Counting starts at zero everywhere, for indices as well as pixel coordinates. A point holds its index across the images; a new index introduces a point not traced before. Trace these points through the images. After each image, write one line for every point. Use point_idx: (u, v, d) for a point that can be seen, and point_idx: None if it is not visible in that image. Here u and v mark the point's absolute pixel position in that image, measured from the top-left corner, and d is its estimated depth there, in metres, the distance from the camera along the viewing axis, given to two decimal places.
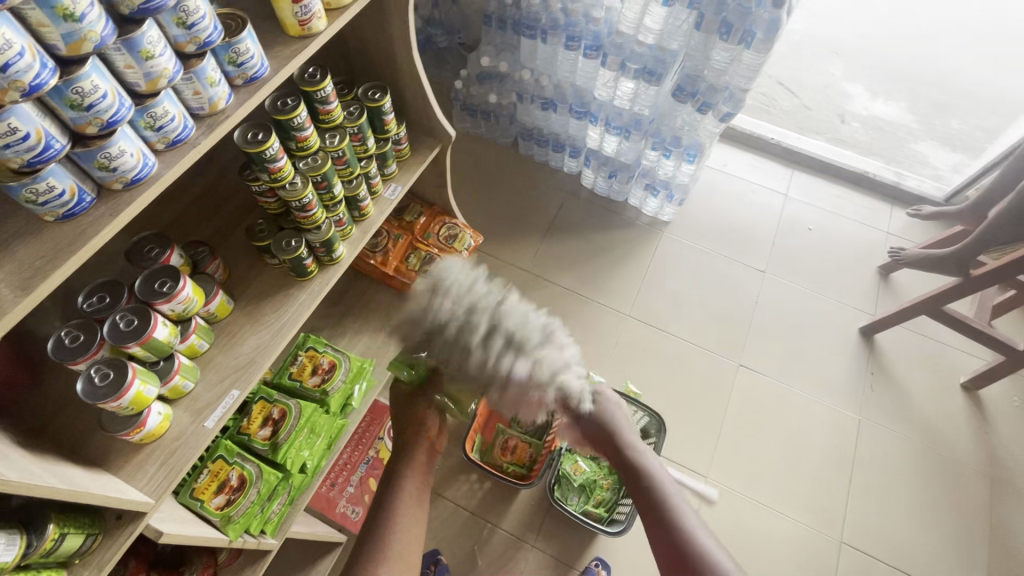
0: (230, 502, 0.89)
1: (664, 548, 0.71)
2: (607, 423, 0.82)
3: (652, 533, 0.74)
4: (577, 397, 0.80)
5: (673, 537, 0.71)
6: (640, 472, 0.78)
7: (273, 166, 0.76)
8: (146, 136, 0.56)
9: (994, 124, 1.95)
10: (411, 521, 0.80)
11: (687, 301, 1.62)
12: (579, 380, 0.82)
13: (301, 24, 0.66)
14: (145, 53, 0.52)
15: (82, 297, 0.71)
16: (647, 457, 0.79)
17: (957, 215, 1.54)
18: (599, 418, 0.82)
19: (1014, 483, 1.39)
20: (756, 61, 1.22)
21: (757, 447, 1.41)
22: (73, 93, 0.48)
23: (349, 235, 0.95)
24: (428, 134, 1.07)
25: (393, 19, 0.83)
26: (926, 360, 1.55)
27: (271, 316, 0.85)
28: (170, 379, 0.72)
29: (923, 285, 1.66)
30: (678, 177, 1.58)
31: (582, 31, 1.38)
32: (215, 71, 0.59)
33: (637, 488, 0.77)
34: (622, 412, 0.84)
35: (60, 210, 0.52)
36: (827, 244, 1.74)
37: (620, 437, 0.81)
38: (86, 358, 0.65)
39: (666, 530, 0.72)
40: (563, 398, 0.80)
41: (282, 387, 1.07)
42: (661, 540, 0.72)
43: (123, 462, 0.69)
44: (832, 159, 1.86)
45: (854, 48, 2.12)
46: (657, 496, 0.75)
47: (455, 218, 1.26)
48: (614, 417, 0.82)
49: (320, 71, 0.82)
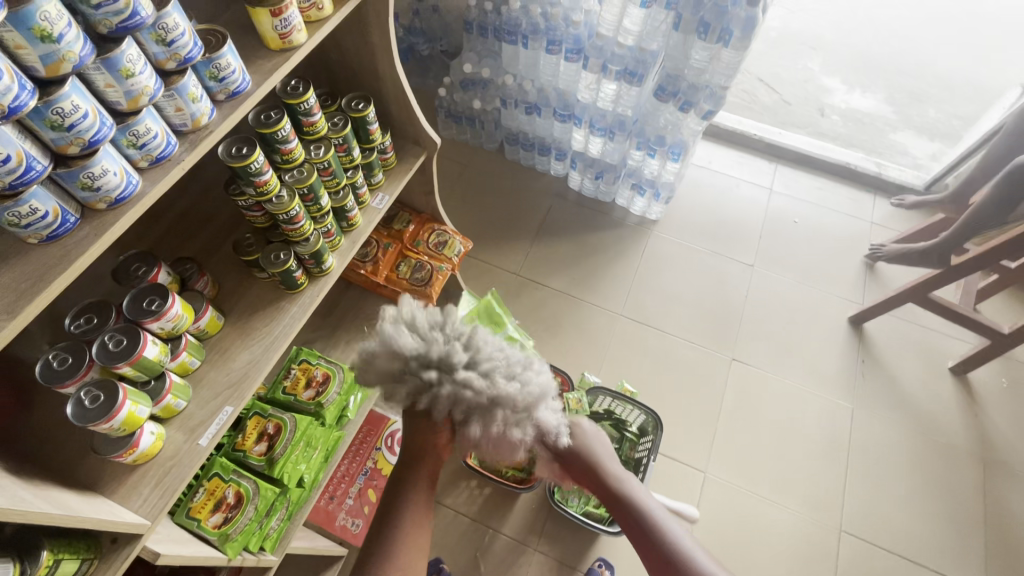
0: (228, 520, 0.88)
1: (654, 560, 0.75)
2: (589, 456, 0.75)
3: (642, 553, 0.77)
4: (556, 433, 0.69)
5: (659, 546, 0.75)
6: (629, 501, 0.77)
7: (258, 180, 0.75)
8: (129, 155, 0.56)
9: (969, 112, 1.99)
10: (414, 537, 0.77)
11: (679, 299, 1.63)
12: (556, 413, 0.70)
13: (281, 37, 0.66)
14: (124, 72, 0.52)
15: (69, 319, 0.70)
16: (629, 481, 0.78)
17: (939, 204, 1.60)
18: (580, 455, 0.75)
19: (1005, 464, 1.41)
20: (735, 59, 1.23)
21: (754, 438, 1.42)
22: (53, 115, 0.47)
23: (337, 246, 0.95)
24: (413, 141, 1.07)
25: (374, 30, 0.84)
26: (914, 346, 1.57)
27: (262, 330, 0.85)
28: (162, 398, 0.72)
29: (908, 273, 1.69)
30: (663, 176, 1.60)
31: (562, 35, 1.39)
32: (196, 87, 0.59)
33: (625, 513, 0.77)
34: (598, 440, 0.78)
35: (44, 232, 0.51)
36: (812, 236, 1.76)
37: (605, 470, 0.76)
38: (74, 382, 0.64)
39: (655, 542, 0.75)
40: (540, 438, 0.69)
41: (275, 402, 1.06)
42: (649, 551, 0.76)
43: (117, 485, 0.68)
44: (813, 152, 1.89)
45: (830, 43, 2.16)
46: (645, 519, 0.76)
47: (444, 225, 1.27)
48: (594, 449, 0.77)
49: (302, 83, 0.82)
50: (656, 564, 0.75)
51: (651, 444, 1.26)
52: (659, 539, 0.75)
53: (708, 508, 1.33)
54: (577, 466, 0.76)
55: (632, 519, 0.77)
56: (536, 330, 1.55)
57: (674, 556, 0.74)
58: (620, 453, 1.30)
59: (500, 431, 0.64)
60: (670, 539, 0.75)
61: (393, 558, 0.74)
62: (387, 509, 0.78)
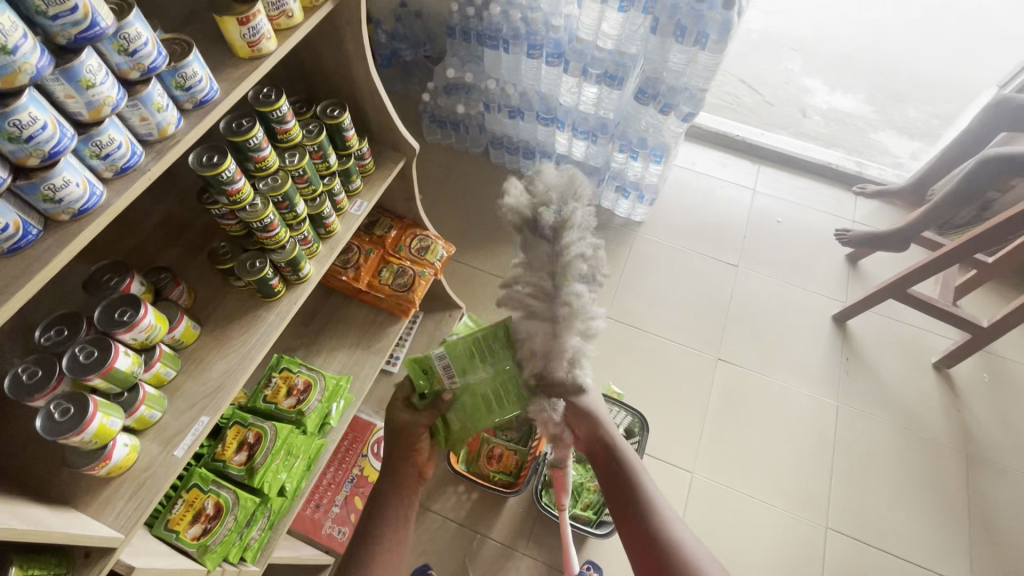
0: (207, 531, 0.87)
1: (630, 531, 0.71)
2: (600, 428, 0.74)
3: (625, 536, 0.71)
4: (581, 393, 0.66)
5: (645, 529, 0.69)
6: (626, 478, 0.73)
7: (230, 188, 0.75)
8: (93, 165, 0.56)
9: (947, 112, 2.02)
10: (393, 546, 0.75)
11: (665, 299, 1.64)
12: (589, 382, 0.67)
13: (250, 46, 0.66)
14: (85, 82, 0.51)
15: (39, 331, 0.69)
16: (631, 462, 0.75)
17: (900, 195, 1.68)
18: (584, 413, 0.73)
19: (989, 458, 1.42)
20: (712, 61, 1.24)
21: (741, 440, 1.43)
22: (11, 126, 0.47)
23: (316, 254, 0.95)
24: (393, 148, 1.07)
25: (348, 38, 0.84)
26: (898, 344, 1.59)
27: (238, 340, 0.84)
28: (135, 410, 0.71)
29: (889, 270, 1.71)
30: (646, 178, 1.61)
31: (543, 39, 1.40)
32: (162, 96, 0.59)
33: (619, 489, 0.73)
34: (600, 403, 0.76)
35: (6, 244, 0.51)
36: (795, 235, 1.78)
37: (604, 428, 0.74)
38: (44, 395, 0.64)
39: (642, 525, 0.70)
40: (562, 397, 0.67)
41: (256, 411, 1.05)
42: (633, 534, 0.70)
43: (90, 498, 0.67)
44: (795, 152, 1.91)
45: (810, 45, 2.19)
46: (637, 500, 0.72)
47: (426, 230, 1.25)
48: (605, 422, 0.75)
49: (275, 91, 0.82)
50: (639, 546, 0.69)
51: (638, 445, 1.26)
52: (641, 510, 0.71)
53: (695, 507, 1.33)
54: (578, 423, 0.73)
55: (617, 484, 0.74)
56: None
57: (657, 541, 0.68)
58: None
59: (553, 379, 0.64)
60: (658, 523, 0.70)
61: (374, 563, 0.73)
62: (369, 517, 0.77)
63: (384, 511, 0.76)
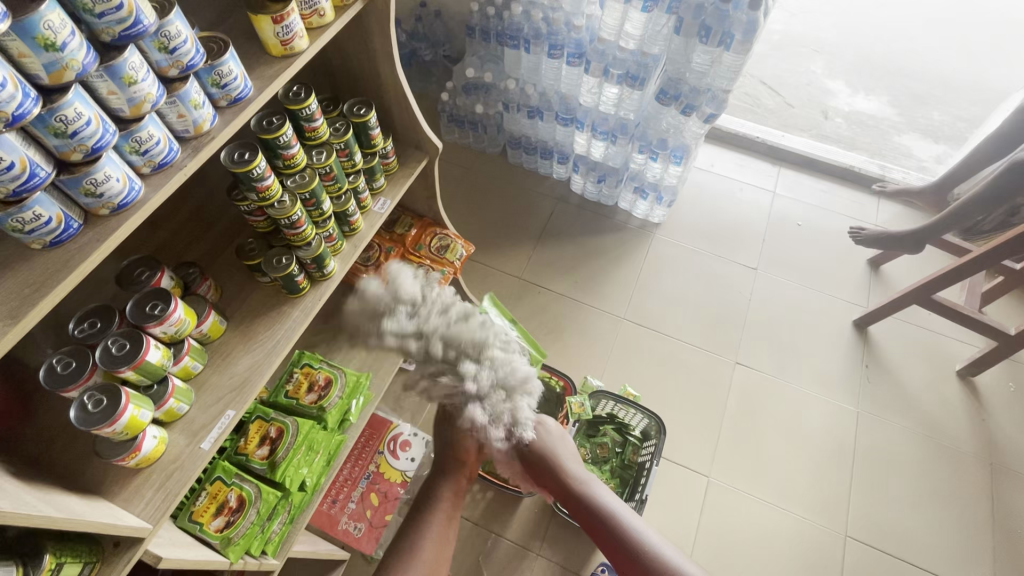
0: (229, 524, 0.88)
1: (614, 553, 0.83)
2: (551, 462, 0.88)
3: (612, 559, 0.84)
4: (521, 426, 0.86)
5: (626, 549, 0.82)
6: (596, 505, 0.86)
7: (260, 185, 0.76)
8: (132, 161, 0.57)
9: (973, 115, 1.98)
10: (439, 543, 0.82)
11: (679, 301, 1.63)
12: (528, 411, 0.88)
13: (283, 44, 0.67)
14: (127, 79, 0.52)
15: (74, 323, 0.71)
16: (599, 494, 0.87)
17: (919, 194, 1.66)
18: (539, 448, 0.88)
19: (1015, 469, 1.39)
20: (736, 61, 1.23)
21: (758, 450, 1.41)
22: (57, 122, 0.48)
23: (340, 250, 0.95)
24: (415, 146, 1.08)
25: (375, 36, 0.84)
26: (920, 351, 1.56)
27: (264, 334, 0.85)
28: (164, 402, 0.72)
29: (912, 276, 1.68)
30: (666, 179, 1.59)
31: (563, 39, 1.39)
32: (198, 94, 0.60)
33: (591, 518, 0.85)
34: (560, 440, 0.91)
35: (47, 238, 0.52)
36: (817, 241, 1.75)
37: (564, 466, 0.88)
38: (78, 386, 0.65)
39: (622, 545, 0.82)
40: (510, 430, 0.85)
41: (278, 406, 1.06)
42: (619, 557, 0.82)
43: (119, 489, 0.68)
44: (816, 154, 1.88)
45: (832, 46, 2.16)
46: (613, 525, 0.84)
47: (446, 229, 1.26)
48: (555, 452, 0.89)
49: (305, 89, 0.83)
50: (625, 564, 0.81)
51: (654, 448, 1.25)
52: (618, 535, 0.83)
53: (710, 512, 1.32)
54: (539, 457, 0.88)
55: (593, 519, 0.85)
56: (538, 333, 1.55)
57: (640, 556, 0.80)
58: (622, 459, 1.31)
59: (482, 393, 0.83)
60: (637, 544, 0.81)
61: (416, 553, 0.79)
62: (410, 524, 0.83)
63: (431, 516, 0.83)
